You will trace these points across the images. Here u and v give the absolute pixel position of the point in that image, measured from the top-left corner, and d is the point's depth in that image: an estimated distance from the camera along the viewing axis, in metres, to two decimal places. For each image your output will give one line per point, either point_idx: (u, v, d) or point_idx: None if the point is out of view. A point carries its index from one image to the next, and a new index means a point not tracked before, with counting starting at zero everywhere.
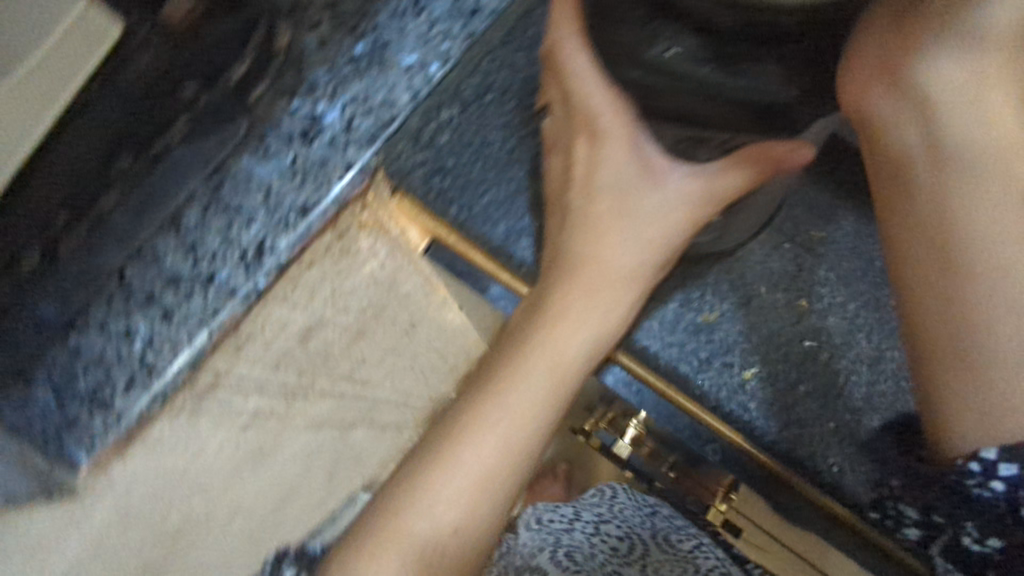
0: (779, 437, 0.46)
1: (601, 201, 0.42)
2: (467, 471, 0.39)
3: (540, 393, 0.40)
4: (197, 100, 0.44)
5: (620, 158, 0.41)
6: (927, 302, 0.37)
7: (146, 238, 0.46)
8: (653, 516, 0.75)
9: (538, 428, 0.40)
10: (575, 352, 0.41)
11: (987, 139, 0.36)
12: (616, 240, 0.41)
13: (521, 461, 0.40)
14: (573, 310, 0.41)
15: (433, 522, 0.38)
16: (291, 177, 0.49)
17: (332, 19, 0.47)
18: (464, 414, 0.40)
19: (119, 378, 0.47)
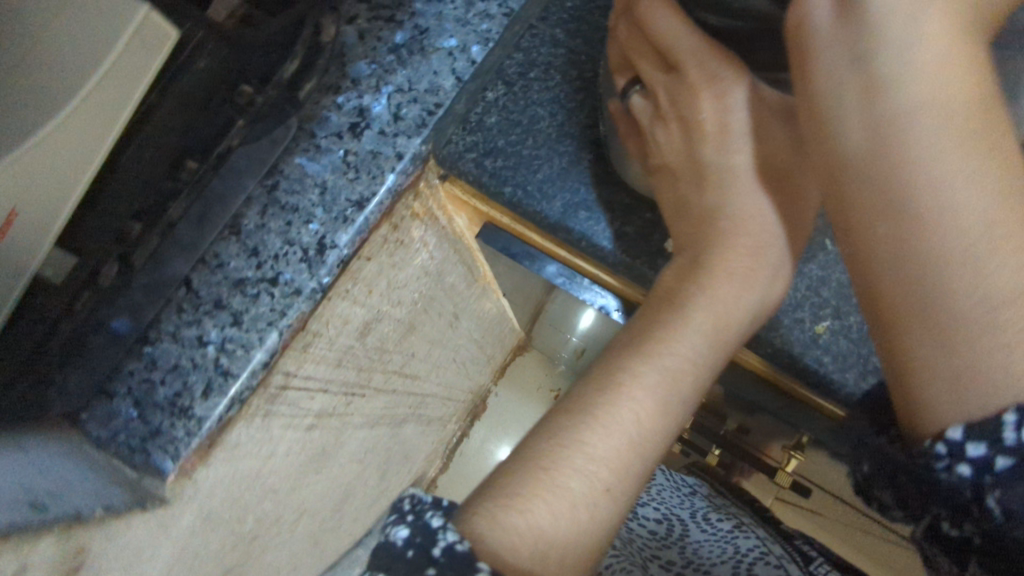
0: (860, 389, 0.44)
1: (738, 153, 0.41)
2: (627, 431, 0.36)
3: (698, 348, 0.38)
4: (257, 97, 0.47)
5: (754, 104, 0.40)
6: (875, 241, 0.31)
7: (210, 244, 0.48)
8: (693, 496, 0.78)
9: (697, 383, 0.38)
10: (734, 318, 0.39)
11: (906, 56, 0.29)
12: (766, 192, 0.40)
13: (673, 425, 0.38)
14: (732, 263, 0.39)
15: (591, 482, 0.35)
16: (344, 172, 0.49)
17: (370, 11, 0.51)
18: (616, 376, 0.38)
19: (197, 385, 0.46)
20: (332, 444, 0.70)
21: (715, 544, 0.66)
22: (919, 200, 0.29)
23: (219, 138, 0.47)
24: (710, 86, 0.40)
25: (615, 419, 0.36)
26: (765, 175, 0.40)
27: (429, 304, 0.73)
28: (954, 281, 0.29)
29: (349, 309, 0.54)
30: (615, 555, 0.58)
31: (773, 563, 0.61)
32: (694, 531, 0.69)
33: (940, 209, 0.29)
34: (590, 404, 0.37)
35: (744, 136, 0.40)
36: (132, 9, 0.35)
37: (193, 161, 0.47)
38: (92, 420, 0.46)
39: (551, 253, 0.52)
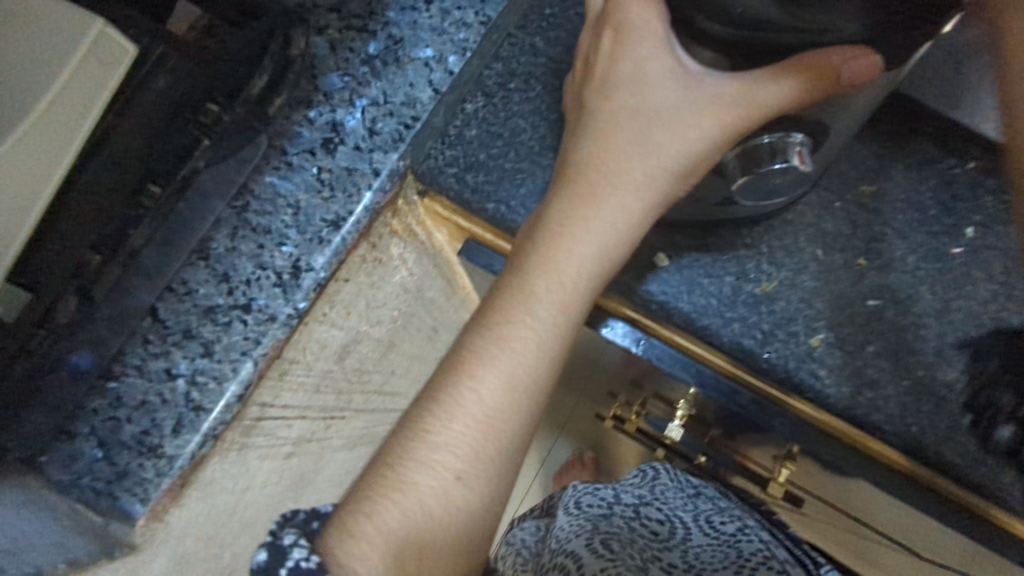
0: (856, 402, 0.44)
1: (614, 98, 0.40)
2: (471, 413, 0.37)
3: (543, 315, 0.38)
4: (223, 117, 0.43)
5: (649, 48, 0.37)
6: None
7: (176, 270, 0.45)
8: (697, 496, 0.73)
9: (543, 357, 0.38)
10: (579, 278, 0.38)
11: None
12: (629, 142, 0.39)
13: (528, 396, 0.38)
14: (576, 219, 0.38)
15: (436, 474, 0.36)
16: (319, 191, 0.47)
17: (340, 21, 0.49)
18: (465, 352, 0.38)
19: (167, 421, 0.44)
20: (312, 470, 0.67)
21: (719, 548, 0.64)
22: None
23: (183, 161, 0.43)
24: (611, 23, 0.38)
25: (461, 401, 0.37)
26: (635, 126, 0.39)
27: (409, 320, 0.71)
28: None
29: (328, 333, 0.51)
30: (614, 556, 0.56)
31: (777, 569, 0.58)
32: (696, 535, 0.67)
33: None
34: (440, 382, 0.37)
35: (625, 84, 0.39)
36: (85, 24, 0.34)
37: (157, 186, 0.43)
38: (52, 463, 0.43)
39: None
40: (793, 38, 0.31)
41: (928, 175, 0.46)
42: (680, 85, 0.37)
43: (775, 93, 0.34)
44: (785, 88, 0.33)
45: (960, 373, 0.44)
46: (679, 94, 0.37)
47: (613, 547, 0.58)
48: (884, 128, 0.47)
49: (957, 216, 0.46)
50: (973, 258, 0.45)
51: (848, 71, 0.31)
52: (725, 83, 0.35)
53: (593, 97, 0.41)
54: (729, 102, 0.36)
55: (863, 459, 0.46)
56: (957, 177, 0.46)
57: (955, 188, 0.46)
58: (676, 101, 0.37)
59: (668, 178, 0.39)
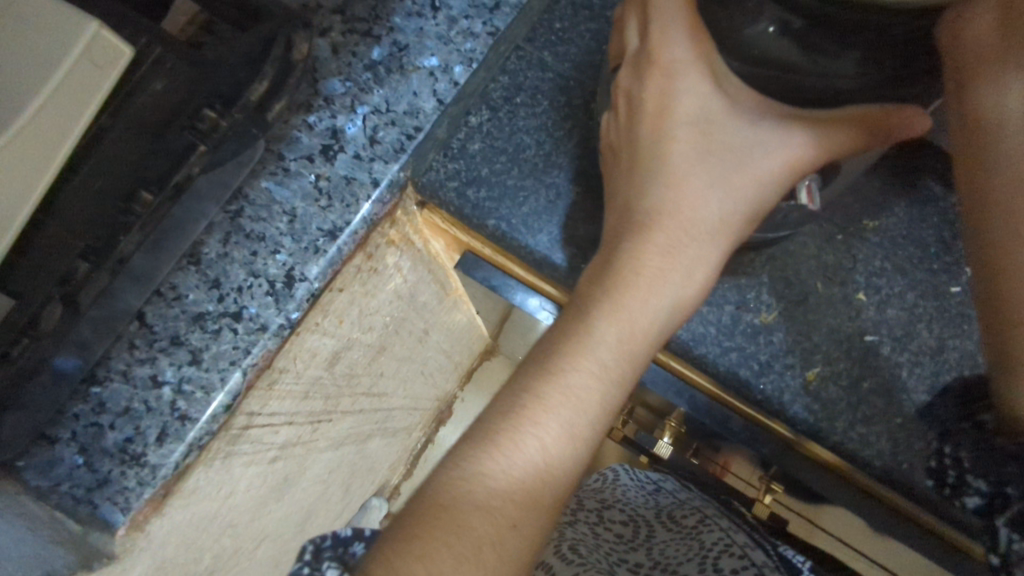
0: (848, 438, 0.44)
1: (680, 139, 0.39)
2: (532, 459, 0.35)
3: (609, 357, 0.37)
4: (221, 122, 0.42)
5: (708, 90, 0.38)
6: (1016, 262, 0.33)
7: (167, 274, 0.44)
8: (658, 491, 0.73)
9: (608, 400, 0.37)
10: (650, 322, 0.38)
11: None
12: (700, 184, 0.39)
13: (589, 443, 0.37)
14: (648, 264, 0.38)
15: (494, 521, 0.33)
16: (316, 200, 0.46)
17: (345, 24, 0.48)
18: (525, 396, 0.36)
19: (151, 430, 0.43)
20: (295, 471, 0.66)
21: (681, 542, 0.62)
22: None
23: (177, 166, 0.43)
24: (658, 67, 0.39)
25: (520, 447, 0.35)
26: (705, 169, 0.39)
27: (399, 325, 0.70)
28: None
29: (320, 341, 0.51)
30: (584, 561, 0.57)
31: (738, 556, 0.56)
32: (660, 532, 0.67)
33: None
34: (493, 427, 0.36)
35: (687, 126, 0.39)
36: (78, 28, 0.32)
37: (149, 193, 0.42)
38: (31, 468, 0.42)
39: (535, 285, 0.49)
40: (814, 83, 0.34)
41: (930, 212, 0.46)
42: (749, 125, 0.38)
43: (843, 141, 0.37)
44: (853, 131, 0.36)
45: None
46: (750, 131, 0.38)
47: (581, 551, 0.58)
48: (887, 163, 0.47)
49: (957, 254, 0.46)
50: (971, 298, 0.45)
51: (900, 126, 0.36)
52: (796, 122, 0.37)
53: (649, 136, 0.40)
54: (795, 141, 0.37)
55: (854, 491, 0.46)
56: (957, 216, 0.46)
57: (956, 226, 0.46)
58: (746, 141, 0.38)
59: (739, 219, 0.39)
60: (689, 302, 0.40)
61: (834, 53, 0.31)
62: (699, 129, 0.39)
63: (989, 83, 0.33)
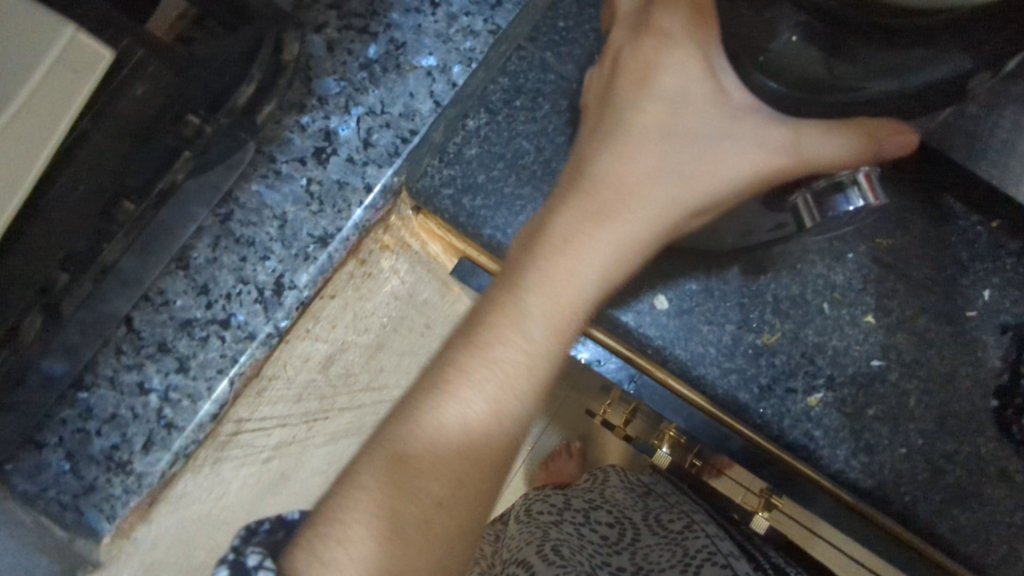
0: (849, 467, 0.42)
1: (645, 113, 0.36)
2: (451, 433, 0.34)
3: (535, 337, 0.36)
4: (204, 128, 0.40)
5: (692, 67, 0.34)
6: None
7: (154, 279, 0.43)
8: (648, 493, 0.75)
9: (532, 383, 0.36)
10: (580, 301, 0.36)
11: None
12: (650, 160, 0.36)
13: (511, 425, 0.36)
14: (580, 241, 0.36)
15: (413, 501, 0.33)
16: (307, 205, 0.45)
17: (340, 20, 0.46)
18: (452, 366, 0.35)
19: (137, 437, 0.42)
20: (291, 467, 0.66)
21: (666, 547, 0.64)
22: None
23: (161, 172, 0.41)
24: (652, 34, 0.36)
25: (438, 422, 0.34)
26: (665, 151, 0.36)
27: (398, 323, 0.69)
28: None
29: (312, 346, 0.50)
30: (564, 562, 0.58)
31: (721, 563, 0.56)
32: (646, 535, 0.68)
33: None
34: (422, 394, 0.35)
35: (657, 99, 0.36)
36: (55, 29, 0.31)
37: (132, 203, 0.41)
38: (18, 472, 0.42)
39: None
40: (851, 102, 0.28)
41: (947, 232, 0.44)
42: (722, 114, 0.34)
43: (827, 152, 0.31)
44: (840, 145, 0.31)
45: (962, 446, 0.42)
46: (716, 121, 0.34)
47: (563, 552, 0.60)
48: (907, 177, 0.44)
49: (975, 276, 0.44)
50: (986, 324, 0.43)
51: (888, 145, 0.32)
52: (777, 123, 0.32)
53: (621, 102, 0.37)
54: (761, 143, 0.33)
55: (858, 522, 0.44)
56: (978, 236, 0.44)
57: (976, 248, 0.44)
58: (714, 130, 0.34)
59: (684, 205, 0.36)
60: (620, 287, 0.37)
61: (869, 62, 0.26)
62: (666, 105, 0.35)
63: None
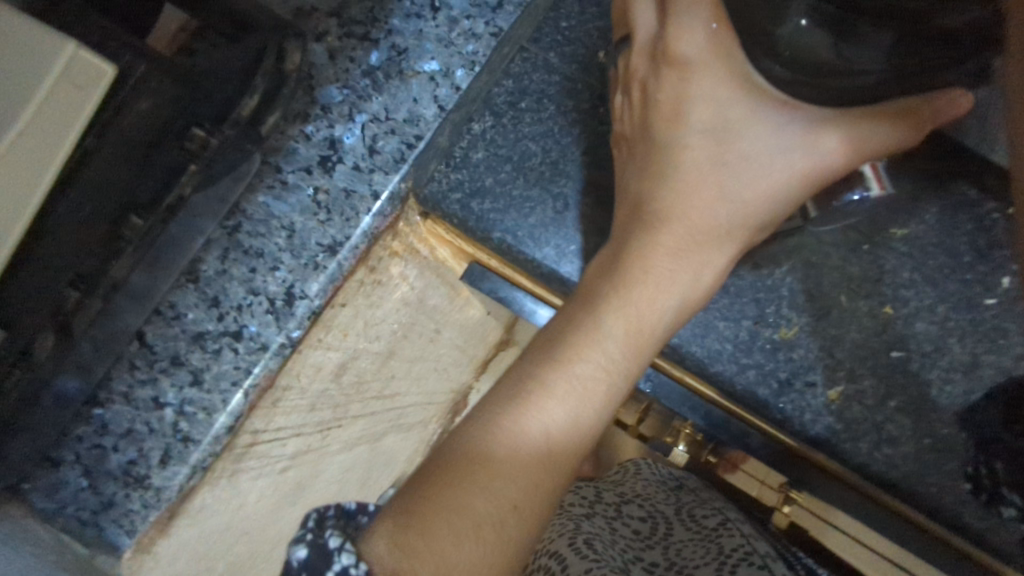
0: (871, 460, 0.42)
1: (692, 143, 0.35)
2: (536, 447, 0.33)
3: (616, 355, 0.35)
4: (210, 141, 0.41)
5: (725, 92, 0.34)
6: None
7: (165, 293, 0.43)
8: (679, 488, 0.74)
9: (613, 396, 0.35)
10: (658, 319, 0.36)
11: None
12: (712, 187, 0.36)
13: (593, 433, 0.35)
14: (657, 267, 0.36)
15: (495, 500, 0.31)
16: (314, 214, 0.45)
17: (340, 28, 0.46)
18: (530, 383, 0.34)
19: (154, 452, 0.43)
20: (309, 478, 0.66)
21: (700, 544, 0.62)
22: None
23: (167, 187, 0.41)
24: (674, 64, 0.35)
25: (519, 447, 0.33)
26: (720, 175, 0.35)
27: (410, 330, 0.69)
28: None
29: (324, 356, 0.49)
30: (599, 556, 0.56)
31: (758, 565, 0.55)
32: (678, 531, 0.67)
33: None
34: (500, 410, 0.34)
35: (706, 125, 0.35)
36: (58, 47, 0.31)
37: (138, 218, 0.41)
38: (37, 490, 0.42)
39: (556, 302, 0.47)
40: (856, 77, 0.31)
41: (965, 218, 0.43)
42: (770, 132, 0.34)
43: (879, 143, 0.34)
44: (884, 131, 0.33)
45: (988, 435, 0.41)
46: (773, 137, 0.34)
47: (597, 547, 0.58)
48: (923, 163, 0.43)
49: (995, 263, 0.42)
50: (1011, 311, 0.42)
51: (941, 112, 0.34)
52: (830, 129, 0.34)
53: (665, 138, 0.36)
54: (818, 150, 0.34)
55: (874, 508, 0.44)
56: (995, 222, 0.42)
57: (996, 235, 0.42)
58: (764, 149, 0.34)
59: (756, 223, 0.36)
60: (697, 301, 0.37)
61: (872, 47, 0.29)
62: (713, 132, 0.35)
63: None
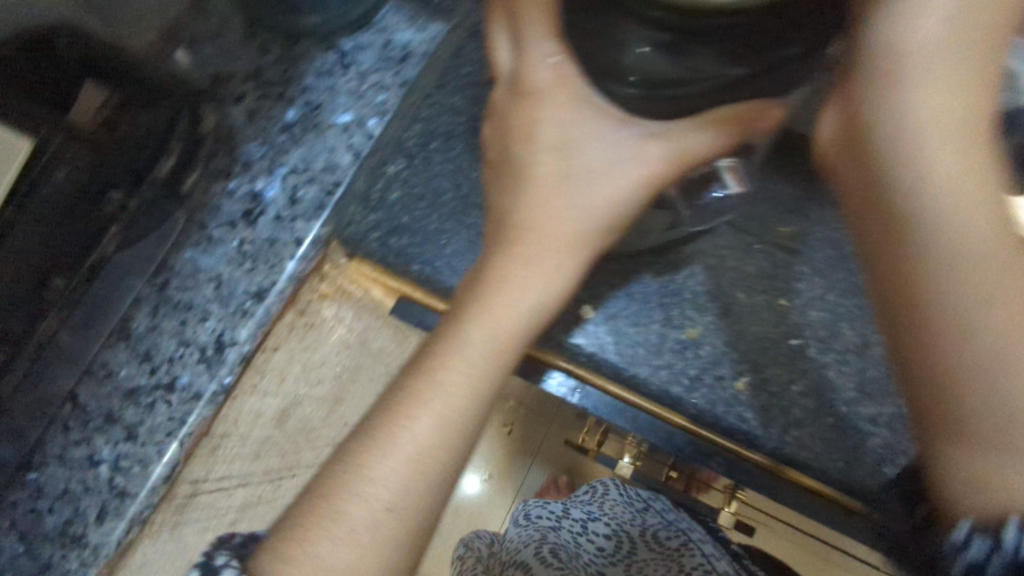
0: (785, 442, 0.44)
1: (538, 161, 0.36)
2: (400, 464, 0.32)
3: (479, 366, 0.34)
4: (129, 202, 0.45)
5: (564, 107, 0.35)
6: (926, 369, 0.26)
7: (95, 352, 0.44)
8: (647, 510, 0.71)
9: (476, 411, 0.34)
10: (515, 325, 0.35)
11: (963, 188, 0.27)
12: (563, 198, 0.36)
13: (461, 441, 0.33)
14: (512, 273, 0.35)
15: (366, 505, 0.31)
16: (240, 264, 0.47)
17: (257, 89, 0.49)
18: (399, 400, 0.33)
19: (90, 509, 0.43)
20: None
21: (662, 563, 0.64)
22: (964, 329, 0.26)
23: (91, 249, 0.44)
24: (523, 93, 0.35)
25: (389, 468, 0.32)
26: (567, 185, 0.36)
27: None
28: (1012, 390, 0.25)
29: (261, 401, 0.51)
30: None
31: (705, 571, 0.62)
32: (641, 548, 0.67)
33: (971, 354, 0.25)
34: (368, 433, 0.33)
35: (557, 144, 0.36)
36: None
37: (63, 277, 0.44)
38: None
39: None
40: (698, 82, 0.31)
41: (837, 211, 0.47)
42: (604, 146, 0.35)
43: (703, 145, 0.34)
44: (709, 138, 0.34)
45: (885, 408, 0.44)
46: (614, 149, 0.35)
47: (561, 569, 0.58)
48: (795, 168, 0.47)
49: None
50: None
51: (759, 123, 0.33)
52: (651, 141, 0.35)
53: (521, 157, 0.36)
54: (647, 162, 0.35)
55: (816, 501, 0.45)
56: None
57: None
58: (601, 161, 0.35)
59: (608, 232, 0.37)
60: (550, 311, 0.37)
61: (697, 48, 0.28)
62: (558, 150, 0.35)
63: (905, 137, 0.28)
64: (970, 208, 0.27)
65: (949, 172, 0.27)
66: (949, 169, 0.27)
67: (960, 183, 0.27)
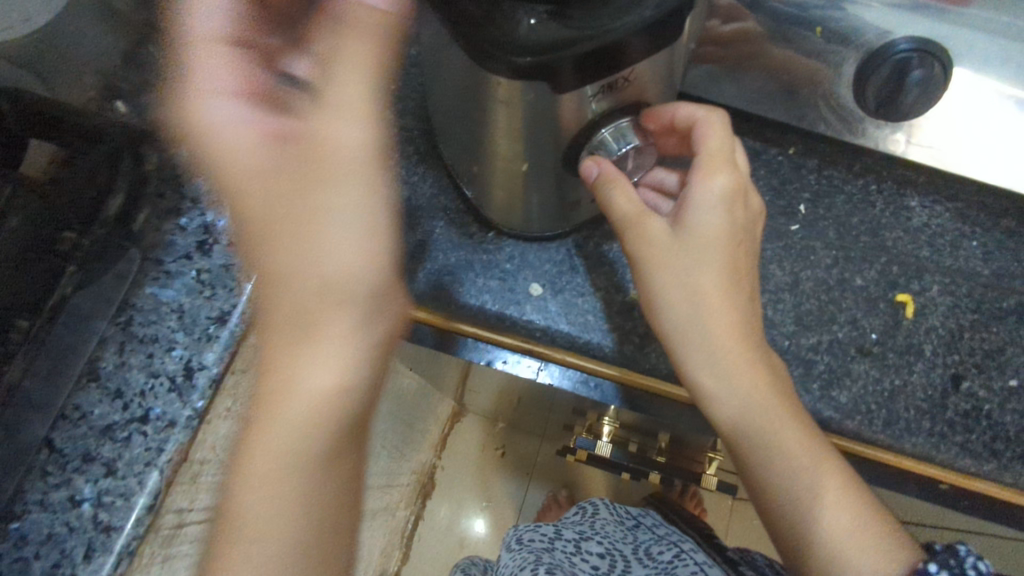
0: None
1: (273, 224, 0.40)
2: (235, 572, 0.37)
3: (291, 448, 0.38)
4: (82, 241, 0.47)
5: (228, 135, 0.39)
6: (753, 462, 0.42)
7: (67, 397, 0.45)
8: (636, 530, 0.80)
9: (305, 481, 0.39)
10: (307, 389, 0.39)
11: (699, 354, 0.42)
12: (304, 263, 0.40)
13: (304, 513, 0.39)
14: (297, 356, 0.39)
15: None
16: (200, 292, 0.48)
17: None
18: (241, 506, 0.38)
19: (77, 549, 0.44)
20: None
21: None
22: (746, 443, 0.42)
23: (51, 289, 0.46)
24: (199, 132, 0.40)
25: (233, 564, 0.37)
26: (310, 232, 0.40)
27: None
28: (784, 467, 0.41)
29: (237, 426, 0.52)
30: None
31: None
32: (636, 567, 0.70)
33: (757, 451, 0.42)
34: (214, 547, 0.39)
35: (309, 204, 0.40)
36: None
37: (26, 318, 0.45)
38: None
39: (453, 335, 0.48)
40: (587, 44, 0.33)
41: (757, 167, 0.52)
42: (291, 167, 0.40)
43: (336, 130, 0.39)
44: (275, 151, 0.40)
45: (823, 336, 0.47)
46: (260, 178, 0.40)
47: None
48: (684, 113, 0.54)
49: (788, 197, 0.51)
50: (809, 228, 0.50)
51: (324, 131, 0.39)
52: (312, 113, 0.39)
53: (258, 248, 0.41)
54: (320, 154, 0.39)
55: None
56: (779, 163, 0.52)
57: (782, 173, 0.52)
58: (307, 211, 0.40)
59: (371, 287, 0.40)
60: (348, 384, 0.39)
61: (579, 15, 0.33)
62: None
63: (660, 313, 0.43)
64: (707, 362, 0.42)
65: (686, 337, 0.42)
66: (688, 336, 0.42)
67: (688, 338, 0.42)
